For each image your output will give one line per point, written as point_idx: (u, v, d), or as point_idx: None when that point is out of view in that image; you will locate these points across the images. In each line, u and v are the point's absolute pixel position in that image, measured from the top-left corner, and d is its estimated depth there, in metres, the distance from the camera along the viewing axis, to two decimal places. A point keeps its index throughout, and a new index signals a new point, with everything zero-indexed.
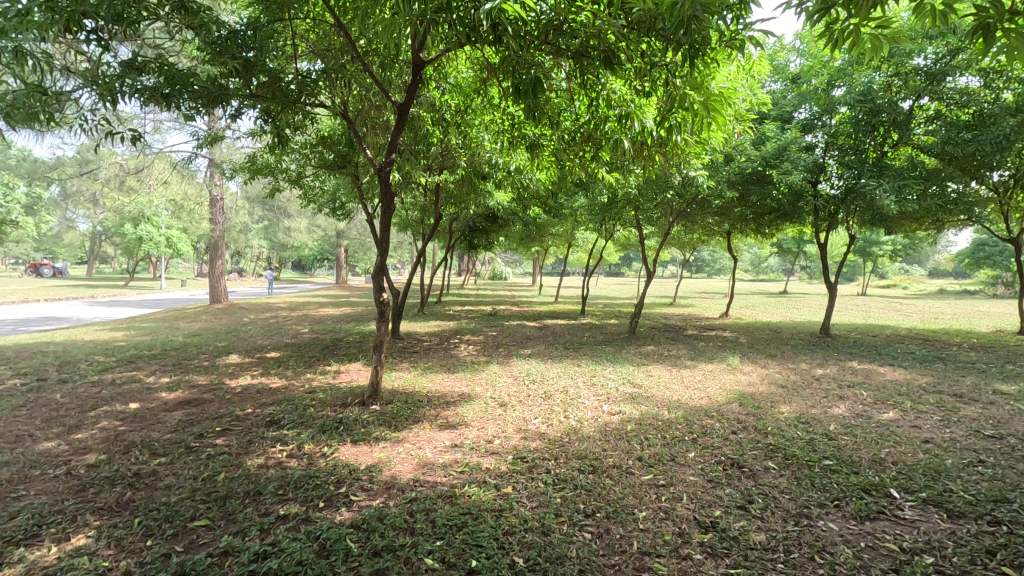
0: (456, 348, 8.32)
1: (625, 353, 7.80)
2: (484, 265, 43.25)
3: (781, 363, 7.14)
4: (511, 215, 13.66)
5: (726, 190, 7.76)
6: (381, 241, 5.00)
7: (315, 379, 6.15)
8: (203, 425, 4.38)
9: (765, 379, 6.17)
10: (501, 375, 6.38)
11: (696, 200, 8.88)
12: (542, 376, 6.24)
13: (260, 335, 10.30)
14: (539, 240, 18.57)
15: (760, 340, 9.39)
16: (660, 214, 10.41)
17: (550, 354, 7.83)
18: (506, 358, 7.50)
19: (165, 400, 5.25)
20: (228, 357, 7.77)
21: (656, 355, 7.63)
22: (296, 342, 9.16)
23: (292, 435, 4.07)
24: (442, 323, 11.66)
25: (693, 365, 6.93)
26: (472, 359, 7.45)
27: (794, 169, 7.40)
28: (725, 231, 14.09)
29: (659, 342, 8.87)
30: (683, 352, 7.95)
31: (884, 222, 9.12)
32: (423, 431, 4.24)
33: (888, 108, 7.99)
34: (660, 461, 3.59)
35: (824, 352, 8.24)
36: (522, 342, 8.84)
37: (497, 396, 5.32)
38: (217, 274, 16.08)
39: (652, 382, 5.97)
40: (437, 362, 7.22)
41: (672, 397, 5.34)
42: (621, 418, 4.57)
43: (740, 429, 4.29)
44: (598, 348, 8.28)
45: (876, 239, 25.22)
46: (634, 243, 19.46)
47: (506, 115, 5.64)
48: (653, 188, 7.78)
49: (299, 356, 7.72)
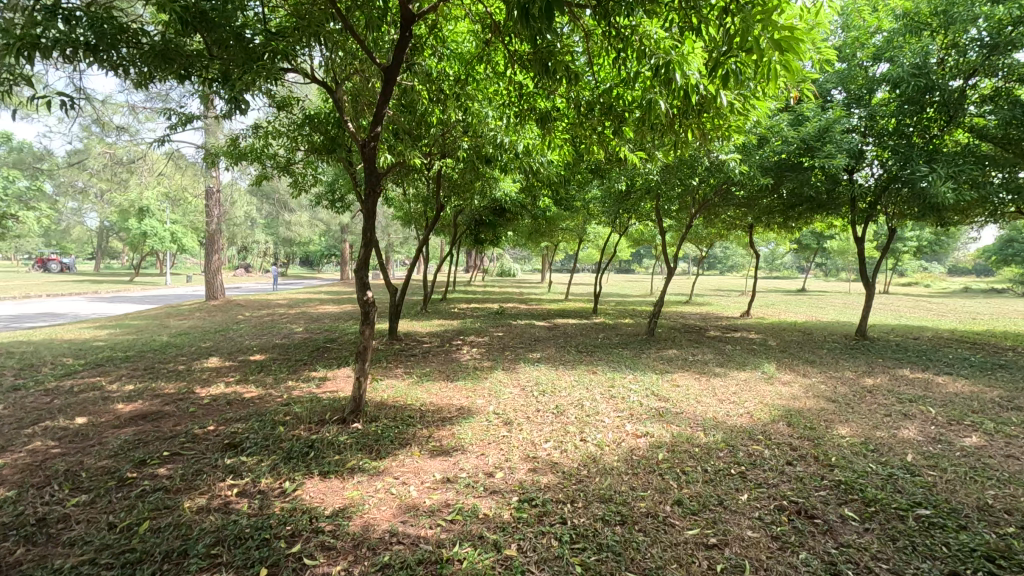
0: (457, 351, 7.57)
1: (646, 358, 7.02)
2: (493, 262, 42.54)
3: (824, 371, 6.32)
4: (520, 208, 12.90)
5: (759, 176, 6.94)
6: (365, 232, 4.25)
7: (295, 389, 5.43)
8: (148, 449, 3.68)
9: (810, 391, 5.36)
10: (506, 383, 5.64)
11: (723, 188, 8.06)
12: (553, 386, 5.49)
13: (250, 334, 9.62)
14: (550, 234, 17.76)
15: (792, 344, 8.54)
16: (681, 205, 9.61)
17: (562, 358, 7.06)
18: (512, 363, 6.74)
19: (118, 414, 4.55)
20: (208, 360, 7.08)
21: (679, 361, 6.84)
22: (286, 343, 8.47)
23: (249, 464, 3.35)
24: (445, 322, 10.94)
25: (724, 373, 6.13)
26: (474, 363, 6.70)
27: (839, 153, 6.53)
28: (747, 224, 13.23)
29: (681, 345, 8.07)
30: (709, 356, 7.15)
31: (931, 214, 8.25)
32: (409, 459, 3.49)
33: (941, 85, 7.10)
34: (705, 508, 2.81)
35: (866, 357, 7.39)
36: (531, 345, 8.08)
37: (500, 411, 4.57)
38: (213, 270, 15.52)
39: (679, 394, 5.18)
40: (436, 367, 6.48)
41: (705, 413, 4.57)
42: (649, 443, 3.80)
43: (797, 459, 3.50)
44: (614, 352, 7.50)
45: (902, 235, 24.17)
46: (649, 238, 18.60)
47: (513, 84, 4.84)
48: (675, 173, 7.00)
49: (285, 359, 7.01)
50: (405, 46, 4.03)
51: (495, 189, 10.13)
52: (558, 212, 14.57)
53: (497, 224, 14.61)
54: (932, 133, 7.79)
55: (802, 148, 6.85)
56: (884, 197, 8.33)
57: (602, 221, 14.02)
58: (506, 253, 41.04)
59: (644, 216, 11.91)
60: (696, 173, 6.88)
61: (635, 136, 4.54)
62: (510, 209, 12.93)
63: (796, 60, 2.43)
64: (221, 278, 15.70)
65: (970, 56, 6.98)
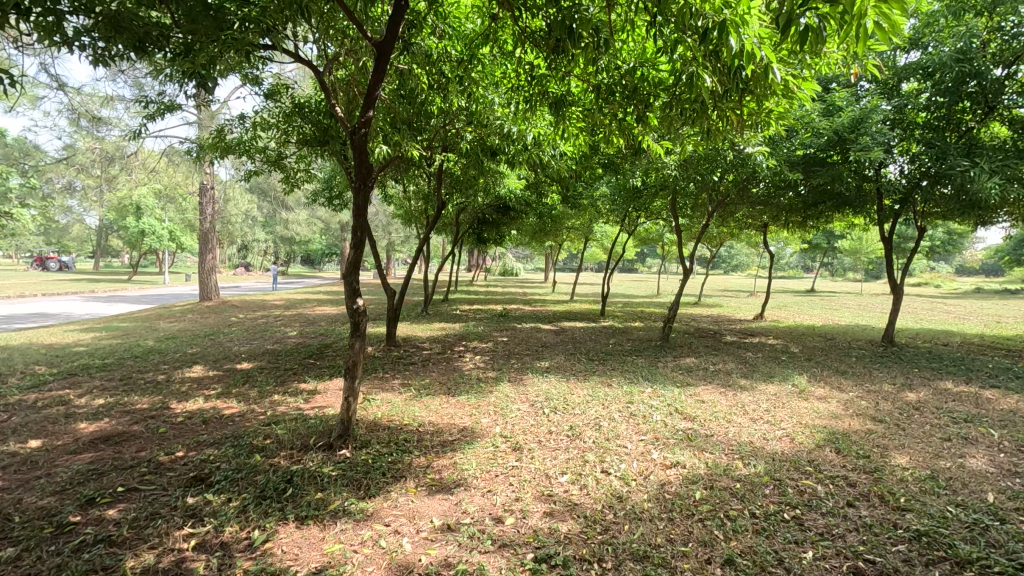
0: (459, 359, 7.04)
1: (663, 368, 6.49)
2: (496, 261, 42.07)
3: (860, 384, 5.78)
4: (525, 206, 12.37)
5: (786, 171, 6.40)
6: (356, 232, 3.72)
7: (280, 405, 4.92)
8: (101, 482, 3.16)
9: (851, 408, 4.83)
10: (513, 398, 5.11)
11: (744, 184, 7.51)
12: (566, 402, 4.96)
13: (240, 339, 9.10)
14: (555, 234, 17.24)
15: (817, 351, 7.99)
16: (696, 202, 9.07)
17: (573, 368, 6.54)
18: (519, 373, 6.22)
19: (78, 435, 4.04)
20: (191, 368, 6.56)
21: (699, 371, 6.31)
22: (278, 349, 7.97)
23: (213, 506, 2.84)
24: (447, 326, 10.42)
25: (751, 387, 5.60)
26: (478, 373, 6.17)
27: (875, 145, 5.99)
28: (762, 224, 12.69)
29: (698, 353, 7.53)
30: (732, 366, 6.61)
31: (966, 211, 7.71)
32: (404, 498, 2.98)
33: (982, 73, 6.56)
34: (765, 571, 2.29)
35: (900, 367, 6.86)
36: (538, 352, 7.55)
37: (508, 434, 4.05)
38: (206, 270, 14.95)
39: (708, 413, 4.64)
40: (436, 378, 5.97)
41: (740, 437, 4.04)
42: (682, 476, 3.28)
43: (858, 499, 2.98)
44: (628, 361, 6.98)
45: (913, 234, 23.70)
46: (656, 237, 18.08)
47: (524, 64, 4.30)
48: (695, 166, 6.48)
49: (273, 368, 6.49)
50: (402, 16, 3.50)
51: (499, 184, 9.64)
52: (564, 210, 14.06)
53: (501, 222, 14.10)
54: (968, 125, 7.25)
55: (835, 140, 6.31)
56: (915, 195, 7.80)
57: (609, 219, 13.49)
58: (508, 253, 40.57)
59: (655, 214, 11.39)
60: (715, 164, 6.36)
61: (661, 123, 4.02)
62: (515, 207, 12.43)
63: (896, 14, 1.90)
64: (215, 279, 15.15)
65: (1014, 42, 6.43)
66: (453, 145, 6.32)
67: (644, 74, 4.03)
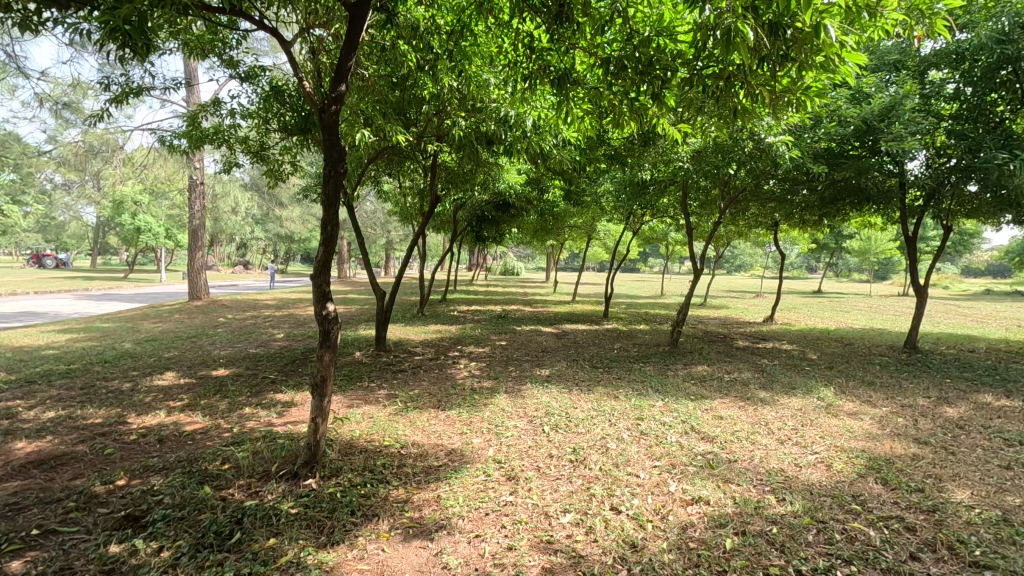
0: (453, 366, 6.52)
1: (674, 377, 5.96)
2: (497, 260, 41.60)
3: (892, 397, 5.24)
4: (525, 203, 11.86)
5: (809, 163, 5.89)
6: (324, 225, 3.20)
7: (249, 421, 4.40)
8: (14, 523, 2.65)
9: (888, 427, 4.30)
10: (509, 413, 4.60)
11: (761, 178, 6.99)
12: (568, 418, 4.45)
13: (222, 342, 8.59)
14: (556, 232, 16.74)
15: (837, 358, 7.46)
16: (708, 199, 8.56)
17: (575, 376, 6.02)
18: (517, 383, 5.72)
19: (10, 458, 3.53)
20: (162, 375, 6.04)
21: (714, 382, 5.78)
22: (259, 354, 7.45)
23: (138, 559, 2.32)
24: (443, 328, 9.92)
25: (772, 400, 5.07)
26: (472, 383, 5.65)
27: (908, 134, 5.45)
28: (773, 222, 12.16)
29: (711, 360, 6.99)
30: (748, 376, 6.08)
31: (1000, 208, 7.16)
32: (372, 546, 2.47)
33: (1021, 58, 6.00)
34: None
35: (930, 376, 6.34)
36: (538, 358, 7.05)
37: (503, 458, 3.55)
38: (195, 269, 14.37)
39: (729, 432, 4.12)
40: (426, 388, 5.46)
41: (767, 463, 3.53)
42: (708, 518, 2.76)
43: (922, 550, 2.46)
44: (635, 368, 6.47)
45: (922, 234, 23.14)
46: (660, 237, 17.55)
47: (522, 36, 3.79)
48: (708, 157, 5.96)
49: (250, 376, 5.97)
50: None
51: (496, 178, 9.12)
52: (566, 207, 13.53)
53: (500, 220, 13.59)
54: (1002, 116, 6.71)
55: (862, 131, 5.80)
56: (943, 191, 7.25)
57: (613, 217, 12.98)
58: (510, 252, 40.07)
59: (661, 212, 10.87)
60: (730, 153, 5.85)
61: (679, 101, 3.52)
62: (515, 203, 11.92)
63: None
64: (205, 277, 14.60)
65: None
66: (446, 133, 5.82)
67: (660, 44, 3.52)
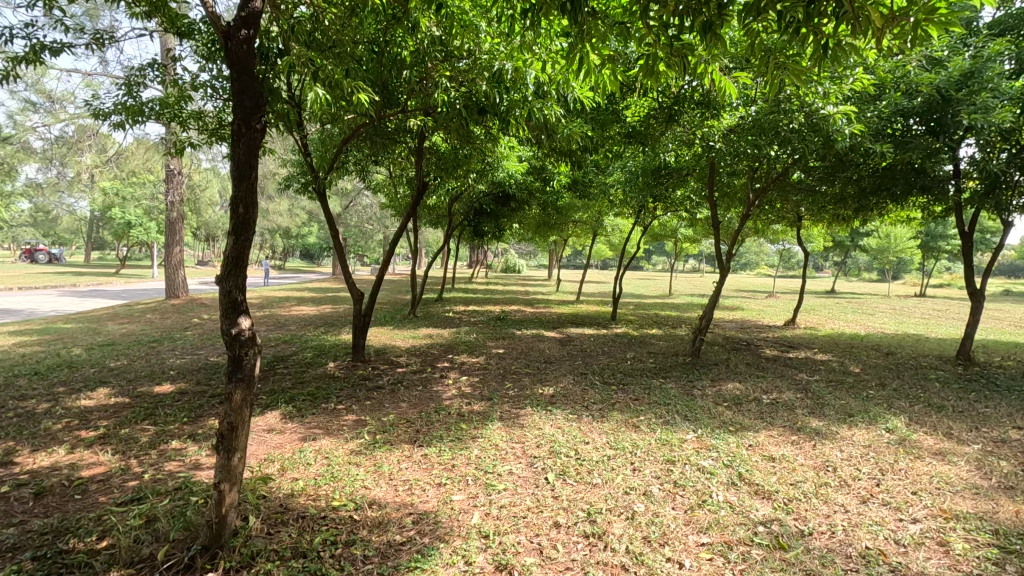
0: (439, 382, 5.54)
1: (704, 400, 4.97)
2: (498, 256, 40.66)
3: (977, 428, 4.23)
4: (527, 194, 10.85)
5: (868, 140, 4.87)
6: (234, 205, 2.20)
7: (169, 461, 3.42)
8: None
9: (994, 476, 3.30)
10: (502, 452, 3.61)
11: (803, 162, 5.97)
12: (579, 460, 3.48)
13: (184, 348, 7.61)
14: (560, 227, 15.72)
15: (885, 371, 6.45)
16: (734, 190, 7.55)
17: (584, 396, 5.03)
18: (514, 405, 4.74)
19: None
20: (93, 392, 5.08)
21: (753, 407, 4.77)
22: (219, 363, 6.47)
23: None
24: (434, 332, 8.93)
25: (831, 433, 4.07)
26: (459, 406, 4.67)
27: (996, 103, 4.43)
28: (797, 217, 11.14)
29: (742, 375, 5.99)
30: (791, 398, 5.08)
31: None
32: None
33: None
34: None
35: (1005, 397, 5.33)
36: (540, 371, 6.06)
37: (490, 532, 2.57)
38: (174, 264, 13.36)
39: (790, 484, 3.14)
40: (402, 413, 4.47)
41: (858, 539, 2.55)
42: None
43: None
44: (655, 386, 5.47)
45: (943, 232, 22.03)
46: (670, 233, 16.52)
47: None
48: (745, 136, 4.97)
49: (197, 394, 5.01)
50: None
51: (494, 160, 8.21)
52: (571, 200, 12.52)
53: (500, 213, 12.58)
54: None
55: (934, 102, 4.80)
56: (1008, 179, 6.22)
57: (622, 211, 11.97)
58: (511, 249, 39.10)
59: (676, 205, 9.86)
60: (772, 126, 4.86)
61: (739, 34, 2.50)
62: (516, 195, 10.93)
63: None
64: (184, 274, 13.60)
65: None
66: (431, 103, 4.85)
67: None
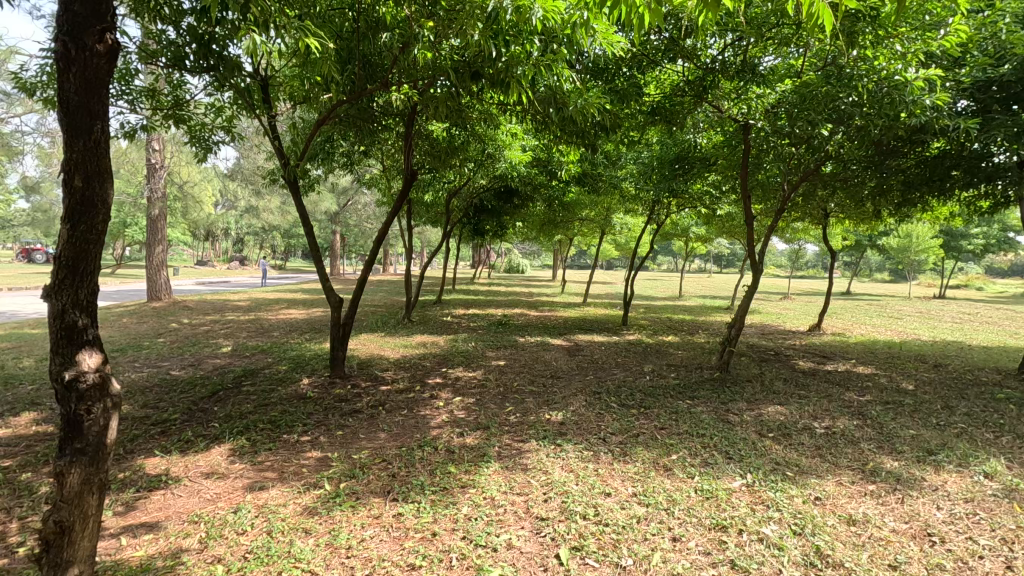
0: (428, 404, 4.71)
1: (744, 430, 4.11)
2: (502, 256, 39.95)
3: None
4: (531, 188, 10.03)
5: (945, 115, 4.03)
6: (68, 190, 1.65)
7: None
8: None
9: None
10: (500, 512, 2.77)
11: (853, 146, 5.12)
12: (600, 525, 2.64)
13: (147, 358, 6.79)
14: (566, 225, 14.90)
15: (944, 390, 5.59)
16: (765, 183, 6.68)
17: (600, 425, 4.19)
18: (516, 436, 3.90)
19: None
20: (15, 417, 4.27)
21: (806, 439, 3.92)
22: (179, 379, 5.65)
23: None
24: (429, 340, 8.10)
25: (916, 479, 3.23)
26: (448, 439, 3.83)
27: None
28: (824, 213, 10.30)
29: (783, 395, 5.12)
30: (849, 427, 4.21)
31: None
32: None
33: None
34: None
35: None
36: (546, 389, 5.22)
37: None
38: (155, 264, 12.52)
39: (892, 568, 2.30)
40: (379, 449, 3.65)
41: None
42: None
43: None
44: (683, 410, 4.63)
45: (964, 231, 21.19)
46: (681, 232, 15.71)
47: None
48: (794, 109, 4.15)
49: (137, 421, 4.18)
50: None
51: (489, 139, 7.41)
52: (578, 195, 11.68)
53: (502, 210, 11.76)
54: None
55: None
56: None
57: (634, 207, 11.13)
58: (515, 249, 38.40)
59: (695, 200, 9.01)
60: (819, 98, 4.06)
61: None
62: (519, 189, 10.10)
63: None
64: (166, 274, 12.75)
65: None
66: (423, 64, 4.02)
67: None
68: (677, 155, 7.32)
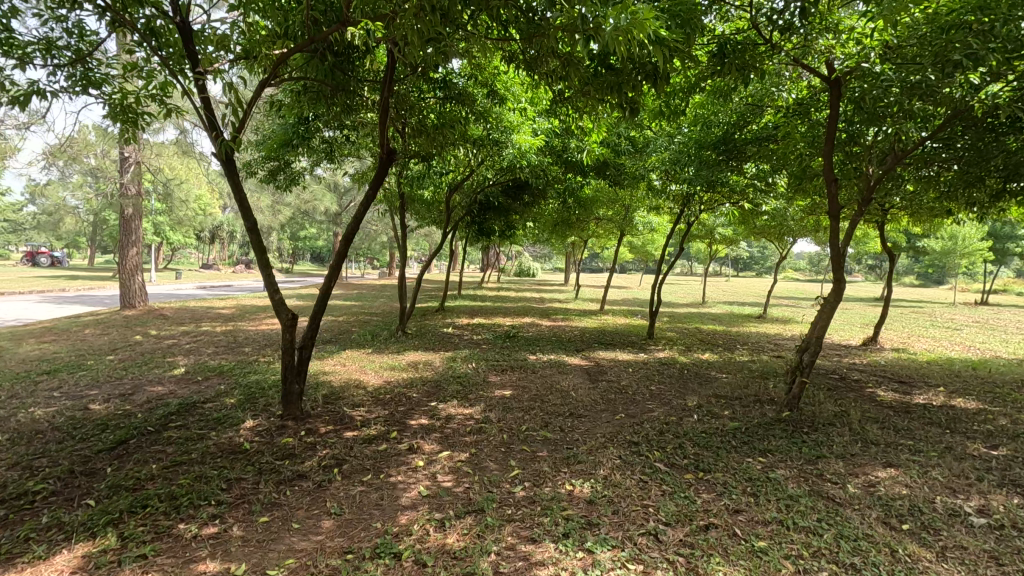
0: (401, 465, 3.40)
1: (864, 519, 2.74)
2: (514, 259, 38.68)
3: None
4: (543, 182, 8.75)
5: None
6: None
7: None
8: None
9: None
10: None
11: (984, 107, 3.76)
12: None
13: (75, 383, 5.57)
14: (581, 225, 13.61)
15: None
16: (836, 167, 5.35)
17: (647, 507, 2.86)
18: (523, 533, 2.58)
19: None
20: None
21: (967, 539, 2.55)
22: (92, 416, 4.40)
23: None
24: (422, 359, 6.82)
25: None
26: (419, 539, 2.52)
27: None
28: (882, 210, 8.90)
29: (888, 449, 3.75)
30: (1017, 511, 2.84)
31: None
32: None
33: None
34: None
35: None
36: (562, 438, 3.92)
37: None
38: (129, 268, 11.39)
39: None
40: (310, 560, 2.35)
41: None
42: None
43: None
44: (757, 475, 3.29)
45: (1012, 231, 19.59)
46: (708, 232, 14.35)
47: None
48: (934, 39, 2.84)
49: None
50: None
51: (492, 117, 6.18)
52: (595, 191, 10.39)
53: (510, 208, 10.50)
54: None
55: None
56: None
57: (659, 204, 9.77)
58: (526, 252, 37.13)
59: (735, 193, 7.66)
60: (971, 24, 2.82)
61: None
62: (529, 183, 8.81)
63: None
64: (141, 279, 11.63)
65: None
66: None
67: None
68: (720, 136, 6.00)
